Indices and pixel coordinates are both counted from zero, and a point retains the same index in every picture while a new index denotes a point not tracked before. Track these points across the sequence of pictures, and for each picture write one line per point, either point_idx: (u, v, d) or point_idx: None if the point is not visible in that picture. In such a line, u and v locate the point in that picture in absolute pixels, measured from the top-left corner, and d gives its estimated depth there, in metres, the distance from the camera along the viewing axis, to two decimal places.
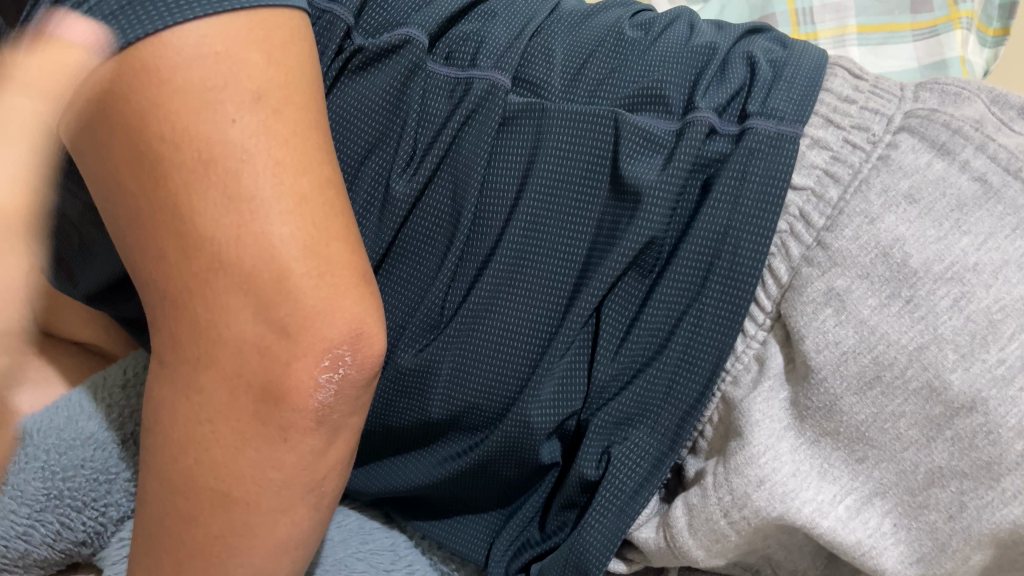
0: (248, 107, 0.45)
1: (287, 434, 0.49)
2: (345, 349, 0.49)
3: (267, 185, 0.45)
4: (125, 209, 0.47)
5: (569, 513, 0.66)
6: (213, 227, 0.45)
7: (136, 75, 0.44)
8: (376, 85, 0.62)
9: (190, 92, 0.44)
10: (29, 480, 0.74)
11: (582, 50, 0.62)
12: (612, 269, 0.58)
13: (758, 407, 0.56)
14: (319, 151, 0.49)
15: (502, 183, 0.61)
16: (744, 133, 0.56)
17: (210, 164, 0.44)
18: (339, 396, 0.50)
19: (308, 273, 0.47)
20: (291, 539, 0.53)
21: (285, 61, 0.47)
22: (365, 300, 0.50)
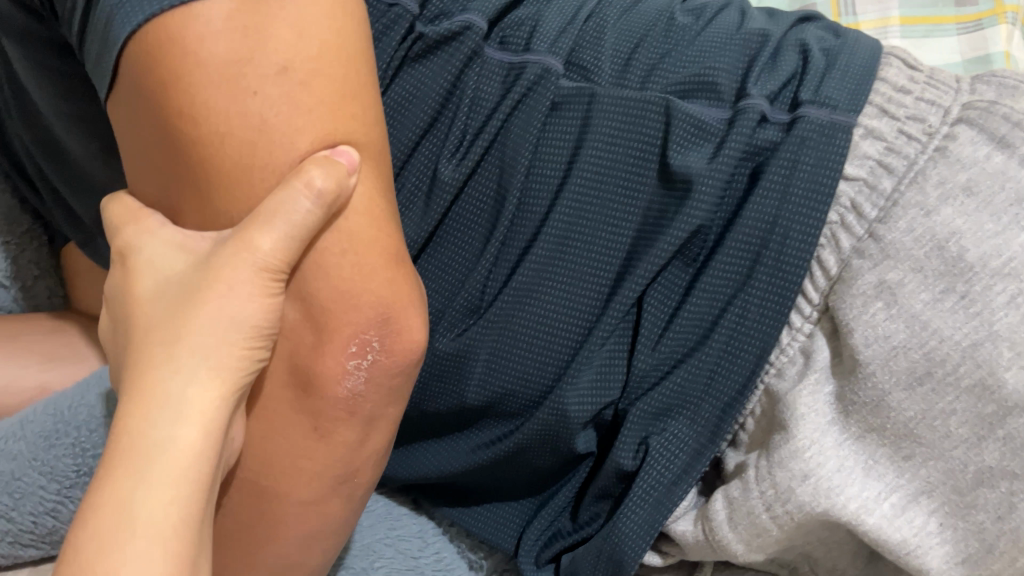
0: (272, 80, 0.44)
1: (320, 422, 0.49)
2: (373, 335, 0.48)
3: (283, 156, 0.45)
4: (156, 179, 0.48)
5: (603, 503, 0.65)
6: (232, 201, 0.46)
7: (161, 45, 0.44)
8: (433, 72, 0.61)
9: (215, 65, 0.44)
10: (59, 456, 0.75)
11: (632, 36, 0.61)
12: (658, 258, 0.58)
13: (803, 401, 0.55)
14: (350, 122, 0.47)
15: (549, 169, 0.60)
16: (797, 122, 0.56)
17: (228, 137, 0.45)
18: (371, 382, 0.49)
19: (337, 246, 0.47)
20: (326, 529, 0.53)
21: (322, 33, 0.46)
22: (395, 280, 0.49)
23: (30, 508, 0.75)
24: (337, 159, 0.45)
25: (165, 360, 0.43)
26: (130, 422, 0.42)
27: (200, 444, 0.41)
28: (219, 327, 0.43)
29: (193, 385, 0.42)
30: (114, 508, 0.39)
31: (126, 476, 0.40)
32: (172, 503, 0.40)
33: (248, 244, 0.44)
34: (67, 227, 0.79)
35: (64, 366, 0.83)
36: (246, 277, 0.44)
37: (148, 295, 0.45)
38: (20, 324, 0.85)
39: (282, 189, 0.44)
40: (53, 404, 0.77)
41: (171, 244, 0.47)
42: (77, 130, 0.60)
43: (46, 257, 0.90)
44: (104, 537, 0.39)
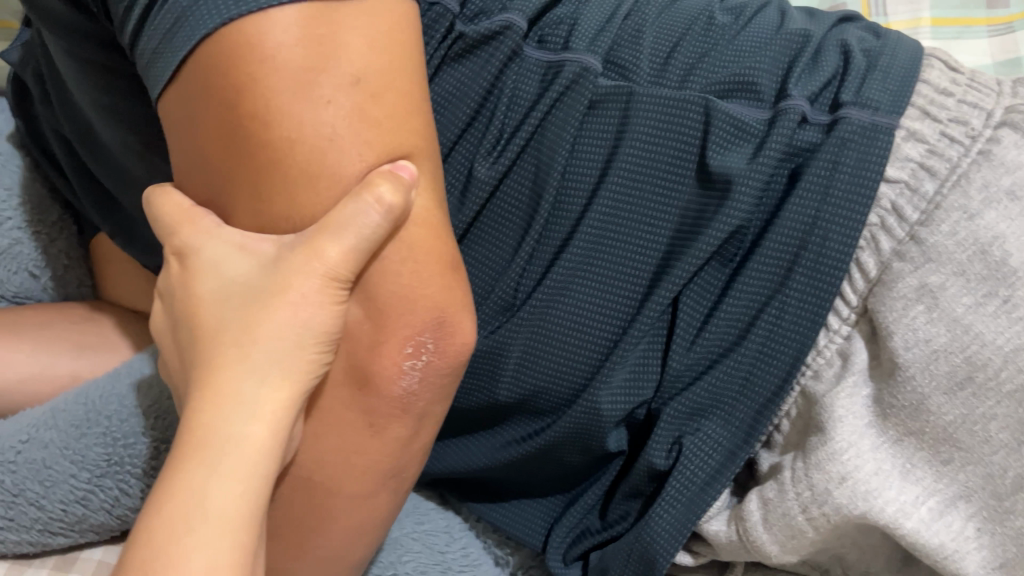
0: (344, 89, 0.44)
1: (372, 419, 0.49)
2: (428, 336, 0.48)
3: (349, 164, 0.45)
4: (206, 181, 0.48)
5: (632, 502, 0.64)
6: (294, 208, 0.46)
7: (237, 49, 0.44)
8: (473, 71, 0.61)
9: (290, 71, 0.44)
10: (90, 445, 0.75)
11: (671, 35, 0.61)
12: (694, 259, 0.58)
13: (840, 403, 0.55)
14: (413, 135, 0.47)
15: (585, 168, 0.60)
16: (837, 123, 0.55)
17: (298, 144, 0.44)
18: (424, 381, 0.49)
19: (398, 256, 0.47)
20: (370, 522, 0.54)
21: (391, 48, 0.46)
22: (449, 286, 0.49)
23: (61, 495, 0.76)
24: (398, 173, 0.45)
25: (234, 361, 0.44)
26: (201, 415, 0.43)
27: (268, 442, 0.44)
28: (286, 330, 0.44)
29: (264, 387, 0.44)
30: (186, 497, 0.42)
31: (199, 467, 0.42)
32: (240, 499, 0.42)
33: (315, 252, 0.44)
34: (100, 217, 0.80)
35: (96, 356, 0.84)
36: (314, 286, 0.44)
37: (215, 296, 0.46)
38: (52, 313, 0.86)
39: (352, 201, 0.44)
40: (85, 393, 0.78)
41: (230, 247, 0.46)
42: (117, 122, 0.60)
43: (75, 247, 0.90)
44: (177, 522, 0.41)
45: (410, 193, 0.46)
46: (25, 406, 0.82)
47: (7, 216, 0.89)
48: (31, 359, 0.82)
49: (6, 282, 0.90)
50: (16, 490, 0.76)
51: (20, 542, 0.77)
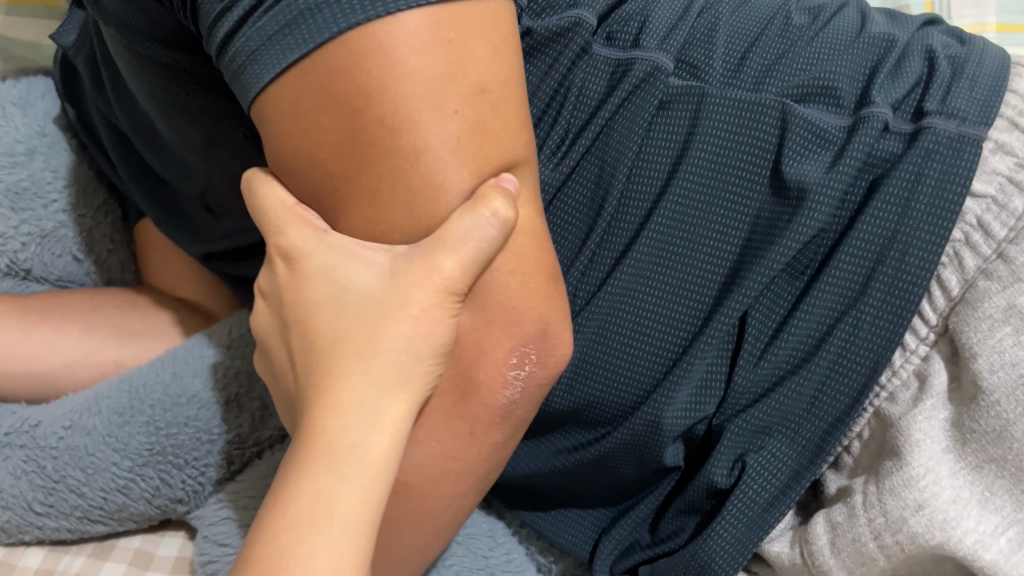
0: (470, 99, 0.43)
1: (473, 426, 0.49)
2: (532, 348, 0.48)
3: (467, 175, 0.44)
4: (308, 185, 0.46)
5: (688, 519, 0.62)
6: (412, 218, 0.44)
7: (366, 54, 0.41)
8: (541, 70, 0.59)
9: (422, 79, 0.41)
10: (133, 434, 0.75)
11: (746, 35, 0.59)
12: (765, 271, 0.55)
13: (918, 427, 0.53)
14: (524, 144, 0.46)
15: (653, 171, 0.58)
16: (921, 133, 0.53)
17: (424, 154, 0.43)
18: (525, 392, 0.49)
19: (508, 267, 0.46)
20: (452, 519, 0.55)
21: (507, 53, 0.45)
22: (551, 298, 0.48)
23: (102, 483, 0.75)
24: (505, 186, 0.44)
25: (352, 369, 0.42)
26: (323, 419, 0.42)
27: (391, 450, 0.42)
28: (406, 343, 0.43)
29: (380, 395, 0.42)
30: (310, 498, 0.40)
31: (323, 471, 0.41)
32: (360, 501, 0.41)
33: (432, 267, 0.43)
34: (147, 203, 0.79)
35: (137, 343, 0.83)
36: (432, 300, 0.43)
37: (331, 303, 0.44)
38: (92, 298, 0.85)
39: (467, 213, 0.43)
40: (129, 380, 0.77)
41: (345, 252, 0.45)
42: (178, 113, 0.60)
43: (119, 231, 0.90)
44: (301, 524, 0.40)
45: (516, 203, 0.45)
46: (69, 391, 0.81)
47: (52, 199, 0.88)
48: (77, 343, 0.81)
49: (50, 266, 0.88)
50: (57, 477, 0.75)
51: (59, 529, 0.76)
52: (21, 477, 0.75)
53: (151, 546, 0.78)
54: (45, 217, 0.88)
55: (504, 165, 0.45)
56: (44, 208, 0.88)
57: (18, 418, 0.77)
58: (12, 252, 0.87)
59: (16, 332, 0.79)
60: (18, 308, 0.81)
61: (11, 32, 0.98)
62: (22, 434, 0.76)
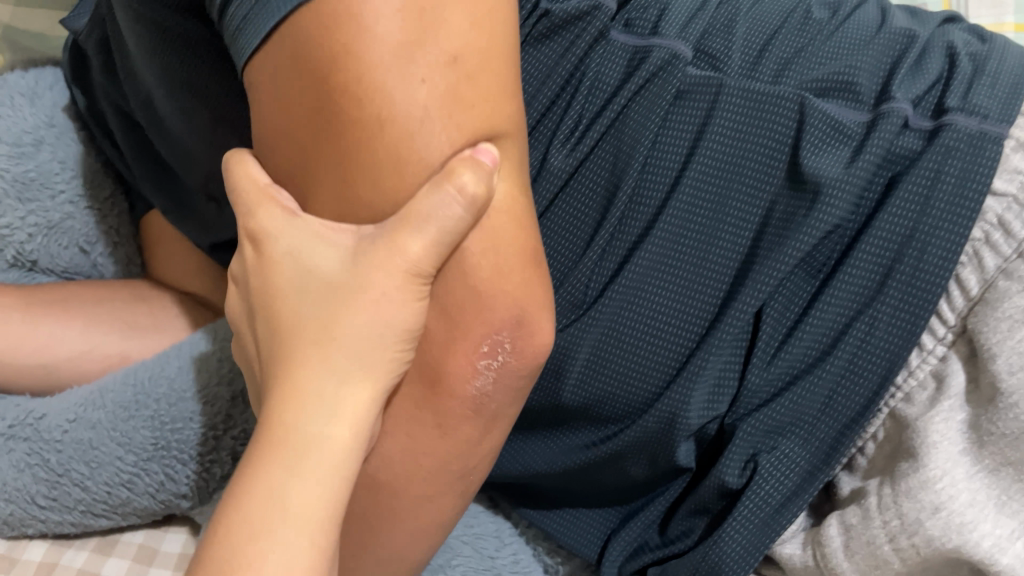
0: (441, 68, 0.42)
1: (442, 420, 0.47)
2: (506, 336, 0.46)
3: (438, 147, 0.43)
4: (287, 158, 0.45)
5: (696, 520, 0.61)
6: (378, 191, 0.43)
7: (333, 18, 0.41)
8: (555, 56, 0.58)
9: (388, 45, 0.41)
10: (137, 428, 0.75)
11: (765, 28, 0.58)
12: (778, 266, 0.54)
13: (935, 427, 0.52)
14: (506, 120, 0.45)
15: (666, 162, 0.57)
16: (941, 129, 0.52)
17: (389, 122, 0.42)
18: (499, 383, 0.48)
19: (481, 247, 0.45)
20: (437, 523, 0.53)
21: (489, 26, 0.44)
22: (531, 284, 0.47)
23: (106, 477, 0.74)
24: (479, 158, 0.42)
25: (312, 360, 0.42)
26: (281, 412, 0.42)
27: (352, 443, 0.42)
28: (368, 329, 0.42)
29: (338, 384, 0.42)
30: (267, 493, 0.40)
31: (279, 466, 0.41)
32: (318, 496, 0.41)
33: (398, 249, 0.42)
34: (154, 193, 0.78)
35: (143, 338, 0.83)
36: (396, 283, 0.42)
37: (295, 288, 0.44)
38: (98, 290, 0.84)
39: (433, 191, 0.42)
40: (133, 374, 0.77)
41: (310, 236, 0.44)
42: (189, 99, 0.59)
43: (126, 225, 0.89)
44: (255, 519, 0.40)
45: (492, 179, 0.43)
46: (74, 384, 0.81)
47: (60, 190, 0.87)
48: (82, 336, 0.80)
49: (55, 257, 0.88)
50: (61, 471, 0.75)
51: (62, 523, 0.75)
52: (25, 471, 0.75)
53: (155, 542, 0.78)
54: (52, 208, 0.87)
55: (480, 137, 0.44)
56: (51, 199, 0.87)
57: (22, 411, 0.76)
58: (18, 244, 0.87)
59: (21, 325, 0.79)
60: (24, 300, 0.81)
61: (20, 22, 0.97)
62: (26, 427, 0.75)
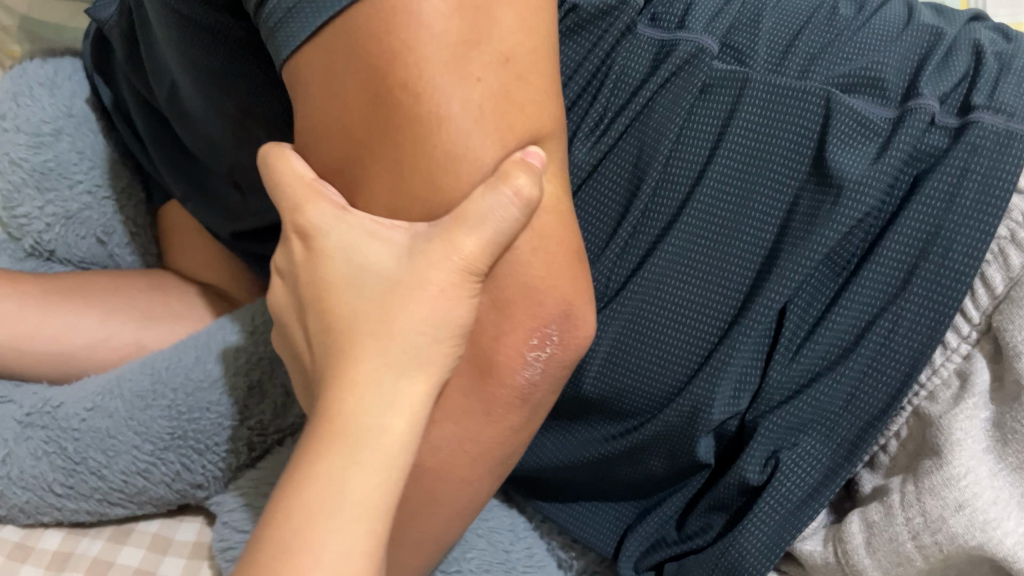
0: (493, 68, 0.43)
1: (491, 408, 0.48)
2: (553, 329, 0.47)
3: (492, 147, 0.43)
4: (335, 154, 0.46)
5: (716, 516, 0.61)
6: (432, 189, 0.44)
7: (391, 16, 0.42)
8: (585, 49, 0.58)
9: (445, 43, 0.42)
10: (155, 418, 0.75)
11: (792, 23, 0.58)
12: (802, 261, 0.54)
13: (959, 425, 0.52)
14: (550, 119, 0.46)
15: (691, 156, 0.57)
16: (968, 127, 0.52)
17: (445, 121, 0.43)
18: (545, 373, 0.48)
19: (530, 245, 0.46)
20: (463, 512, 0.54)
21: (537, 27, 0.45)
22: (576, 279, 0.48)
23: (123, 466, 0.74)
24: (529, 160, 0.43)
25: (369, 354, 0.42)
26: (339, 401, 0.41)
27: (408, 437, 0.41)
28: (427, 324, 0.42)
29: (397, 379, 0.42)
30: (325, 481, 0.40)
31: (339, 455, 0.40)
32: (375, 488, 0.40)
33: (453, 246, 0.42)
34: (174, 180, 0.79)
35: (159, 327, 0.82)
36: (451, 280, 0.42)
37: (348, 283, 0.43)
38: (115, 279, 0.85)
39: (488, 192, 0.42)
40: (152, 362, 0.77)
41: (363, 232, 0.44)
42: (216, 86, 0.59)
43: (143, 215, 0.90)
44: (314, 507, 0.40)
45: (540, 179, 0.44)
46: (90, 373, 0.81)
47: (78, 179, 0.87)
48: (99, 325, 0.80)
49: (72, 247, 0.88)
50: (78, 459, 0.75)
51: (78, 511, 0.76)
52: (43, 458, 0.75)
53: (168, 531, 0.78)
54: (70, 198, 0.87)
55: (528, 138, 0.45)
56: (69, 188, 0.87)
57: (39, 399, 0.76)
58: (36, 233, 0.88)
59: (38, 312, 0.79)
60: (42, 288, 0.81)
61: (39, 12, 0.97)
62: (43, 415, 0.76)
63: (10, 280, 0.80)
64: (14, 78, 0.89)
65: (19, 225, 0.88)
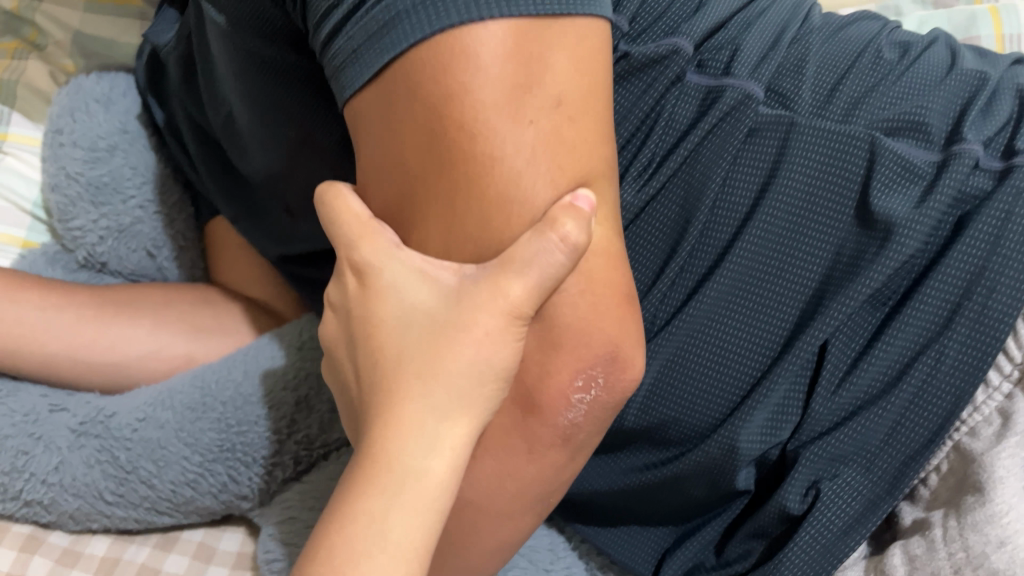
0: (547, 111, 0.43)
1: (533, 446, 0.49)
2: (599, 371, 0.47)
3: (542, 190, 0.43)
4: (392, 192, 0.46)
5: (756, 543, 0.63)
6: (485, 232, 0.44)
7: (451, 62, 0.42)
8: (634, 95, 0.60)
9: (501, 87, 0.42)
10: (204, 430, 0.77)
11: (837, 67, 0.60)
12: (849, 301, 0.55)
13: (1003, 463, 0.54)
14: (601, 161, 0.45)
15: (737, 196, 0.58)
16: (1011, 171, 0.53)
17: (499, 165, 0.43)
18: (588, 415, 0.49)
19: (577, 288, 0.46)
20: (507, 542, 0.56)
21: (594, 70, 0.45)
22: (625, 321, 0.48)
23: (172, 476, 0.77)
24: (577, 205, 0.43)
25: (418, 397, 0.42)
26: (383, 445, 0.42)
27: (448, 480, 0.42)
28: (475, 368, 0.42)
29: (445, 423, 0.42)
30: (363, 524, 0.41)
31: (379, 498, 0.41)
32: (417, 530, 0.41)
33: (501, 291, 0.42)
34: (225, 202, 0.81)
35: (208, 340, 0.85)
36: (498, 324, 0.42)
37: (396, 322, 0.43)
38: (164, 292, 0.87)
39: (535, 238, 0.42)
40: (201, 377, 0.80)
41: (415, 271, 0.44)
42: (275, 117, 0.61)
43: (191, 230, 0.92)
44: (355, 544, 0.40)
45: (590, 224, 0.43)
46: (142, 382, 0.83)
47: (131, 194, 0.90)
48: (150, 337, 0.83)
49: (124, 260, 0.91)
50: (129, 468, 0.77)
51: (126, 518, 0.78)
52: (94, 466, 0.77)
53: (213, 540, 0.80)
54: (122, 212, 0.90)
55: (579, 181, 0.44)
56: (121, 203, 0.90)
57: (93, 408, 0.79)
58: (89, 246, 0.90)
59: (91, 325, 0.81)
60: (96, 300, 0.83)
61: (92, 30, 1.00)
62: (97, 425, 0.78)
63: (66, 293, 0.82)
64: (70, 92, 0.92)
65: (73, 237, 0.91)
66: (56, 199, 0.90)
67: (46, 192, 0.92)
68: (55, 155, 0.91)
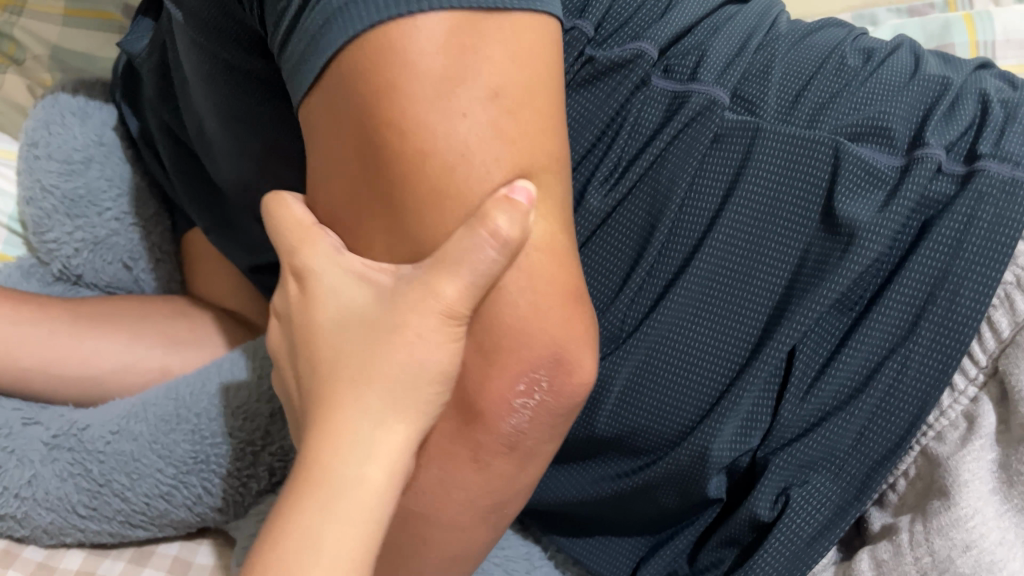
0: (483, 103, 0.42)
1: (478, 455, 0.49)
2: (542, 373, 0.47)
3: (478, 183, 0.42)
4: (341, 192, 0.46)
5: (728, 551, 0.62)
6: (424, 227, 0.43)
7: (381, 56, 0.42)
8: (599, 99, 0.60)
9: (430, 79, 0.42)
10: (178, 441, 0.77)
11: (802, 73, 0.60)
12: (814, 306, 0.55)
13: (966, 467, 0.54)
14: (546, 159, 0.45)
15: (703, 201, 0.58)
16: (974, 175, 0.53)
17: (431, 157, 0.42)
18: (533, 421, 0.48)
19: (517, 284, 0.45)
20: (471, 552, 0.56)
21: (535, 65, 0.44)
22: (571, 321, 0.47)
23: (145, 489, 0.76)
24: (514, 198, 0.41)
25: (353, 402, 0.41)
26: (318, 452, 0.41)
27: (386, 487, 0.41)
28: (411, 371, 0.42)
29: (379, 428, 0.41)
30: (302, 538, 0.40)
31: (315, 507, 0.40)
32: (354, 541, 0.40)
33: (432, 290, 0.42)
34: (198, 213, 0.81)
35: (182, 353, 0.84)
36: (431, 325, 0.42)
37: (332, 327, 0.43)
38: (140, 305, 0.86)
39: (468, 234, 0.41)
40: (175, 389, 0.79)
41: (350, 275, 0.44)
42: (240, 126, 0.61)
43: (168, 241, 0.92)
44: (289, 564, 0.39)
45: (527, 219, 0.42)
46: (117, 395, 0.83)
47: (106, 207, 0.90)
48: (125, 349, 0.82)
49: (100, 272, 0.91)
50: (103, 481, 0.76)
51: (100, 532, 0.77)
52: (68, 480, 0.77)
53: (189, 554, 0.80)
54: (98, 224, 0.90)
55: (518, 174, 0.43)
56: (97, 215, 0.90)
57: (67, 421, 0.79)
58: (64, 258, 0.90)
59: (66, 339, 0.80)
60: (71, 313, 0.83)
61: (68, 44, 1.01)
62: (70, 438, 0.78)
63: (41, 306, 0.82)
64: (46, 104, 0.92)
65: (48, 249, 0.90)
66: (32, 212, 0.90)
67: (22, 206, 0.91)
68: (30, 168, 0.90)
